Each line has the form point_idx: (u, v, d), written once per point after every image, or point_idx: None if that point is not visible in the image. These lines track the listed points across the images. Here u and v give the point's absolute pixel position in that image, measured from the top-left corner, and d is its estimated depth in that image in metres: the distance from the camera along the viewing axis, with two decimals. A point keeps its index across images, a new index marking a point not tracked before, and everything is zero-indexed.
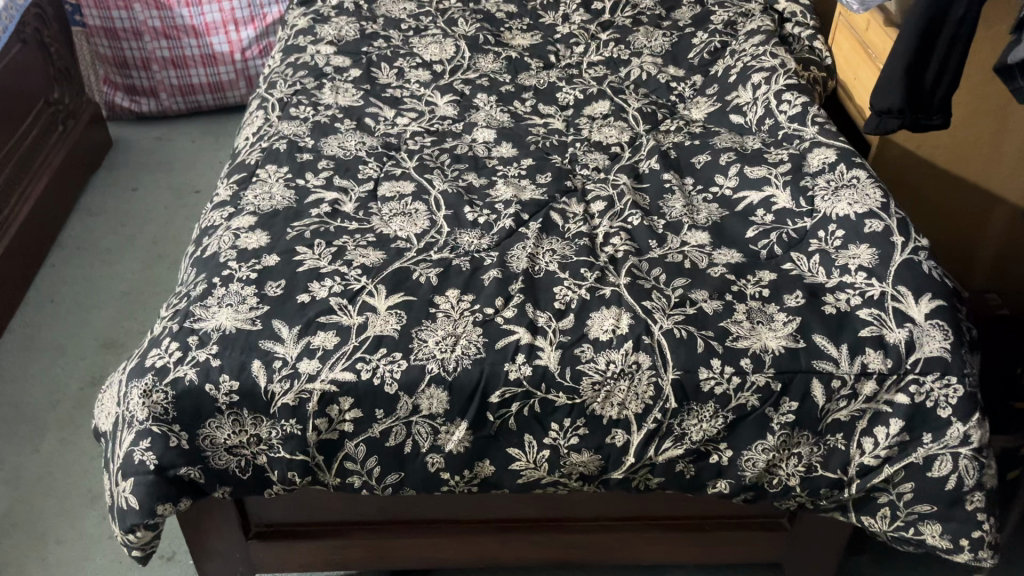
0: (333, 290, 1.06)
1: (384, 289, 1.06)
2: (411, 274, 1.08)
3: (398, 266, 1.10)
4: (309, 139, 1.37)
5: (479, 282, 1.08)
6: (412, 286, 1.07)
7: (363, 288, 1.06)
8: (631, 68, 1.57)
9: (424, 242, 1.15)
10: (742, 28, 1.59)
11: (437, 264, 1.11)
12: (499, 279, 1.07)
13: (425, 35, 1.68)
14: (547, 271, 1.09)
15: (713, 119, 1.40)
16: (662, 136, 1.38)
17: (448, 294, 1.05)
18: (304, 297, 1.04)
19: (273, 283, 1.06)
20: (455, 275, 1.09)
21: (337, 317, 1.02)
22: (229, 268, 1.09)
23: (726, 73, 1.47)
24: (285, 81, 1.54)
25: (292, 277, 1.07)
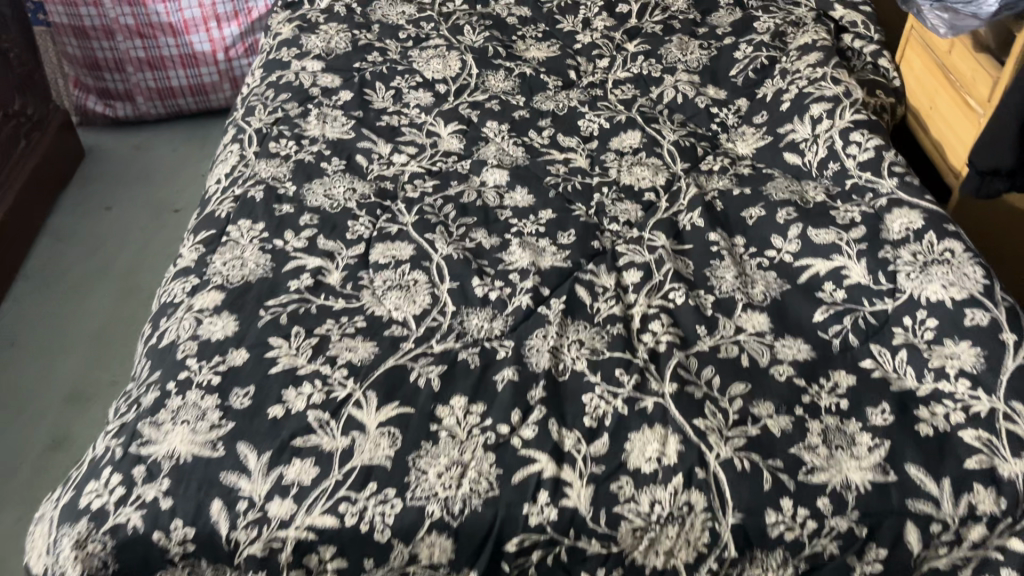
0: (312, 398, 0.86)
1: (373, 398, 0.86)
2: (408, 375, 0.89)
3: (393, 363, 0.90)
4: (290, 184, 1.17)
5: (491, 387, 0.88)
6: (408, 393, 0.87)
7: (348, 396, 0.87)
8: (663, 89, 1.36)
9: (425, 328, 0.95)
10: (793, 42, 1.37)
11: (439, 360, 0.91)
12: (515, 383, 0.88)
13: (426, 47, 1.47)
14: (573, 370, 0.89)
15: (763, 156, 1.19)
16: (704, 179, 1.18)
17: (452, 404, 0.86)
18: (277, 410, 0.85)
19: (239, 390, 0.87)
20: (462, 376, 0.89)
21: (317, 437, 0.83)
22: (187, 368, 0.90)
23: (777, 100, 1.27)
24: (265, 107, 1.33)
25: (262, 381, 0.88)
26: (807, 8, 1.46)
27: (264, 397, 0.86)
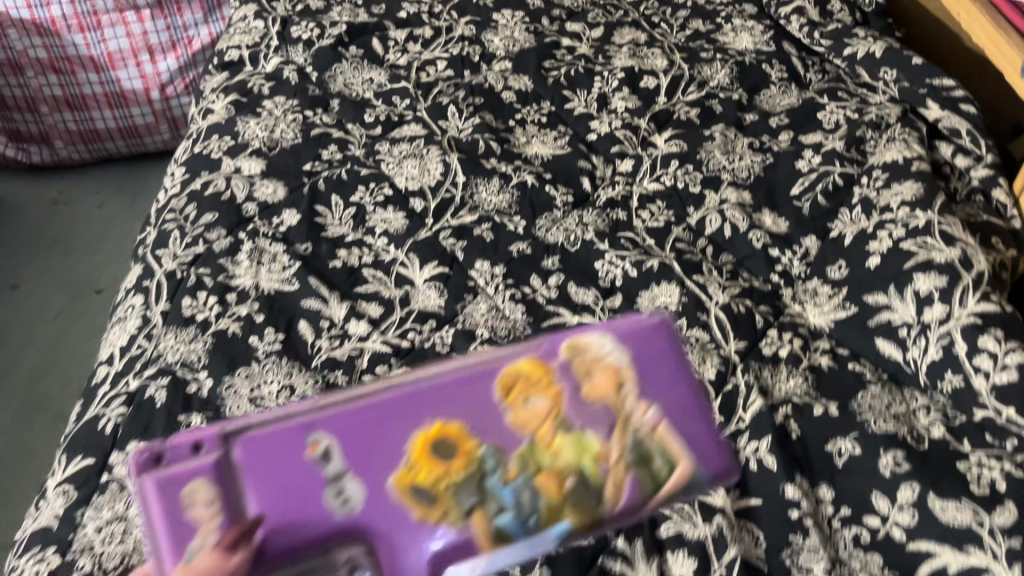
0: (405, 468, 0.56)
1: (473, 546, 0.55)
2: (539, 421, 0.59)
3: (508, 399, 0.60)
4: (206, 376, 0.86)
5: (640, 447, 0.59)
6: (533, 452, 0.57)
7: (459, 458, 0.57)
8: (705, 215, 1.05)
9: (554, 354, 0.62)
10: (875, 154, 1.06)
11: (572, 400, 0.60)
12: (663, 456, 0.60)
13: (398, 138, 1.15)
14: (727, 448, 0.62)
15: (846, 336, 0.90)
16: (769, 374, 0.87)
17: (586, 480, 0.57)
18: (381, 501, 0.55)
19: (314, 453, 0.56)
20: (604, 449, 0.58)
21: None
22: (258, 425, 0.57)
23: (860, 248, 0.96)
24: (183, 234, 1.01)
25: (353, 451, 0.57)
26: (885, 99, 1.15)
27: (351, 471, 0.56)
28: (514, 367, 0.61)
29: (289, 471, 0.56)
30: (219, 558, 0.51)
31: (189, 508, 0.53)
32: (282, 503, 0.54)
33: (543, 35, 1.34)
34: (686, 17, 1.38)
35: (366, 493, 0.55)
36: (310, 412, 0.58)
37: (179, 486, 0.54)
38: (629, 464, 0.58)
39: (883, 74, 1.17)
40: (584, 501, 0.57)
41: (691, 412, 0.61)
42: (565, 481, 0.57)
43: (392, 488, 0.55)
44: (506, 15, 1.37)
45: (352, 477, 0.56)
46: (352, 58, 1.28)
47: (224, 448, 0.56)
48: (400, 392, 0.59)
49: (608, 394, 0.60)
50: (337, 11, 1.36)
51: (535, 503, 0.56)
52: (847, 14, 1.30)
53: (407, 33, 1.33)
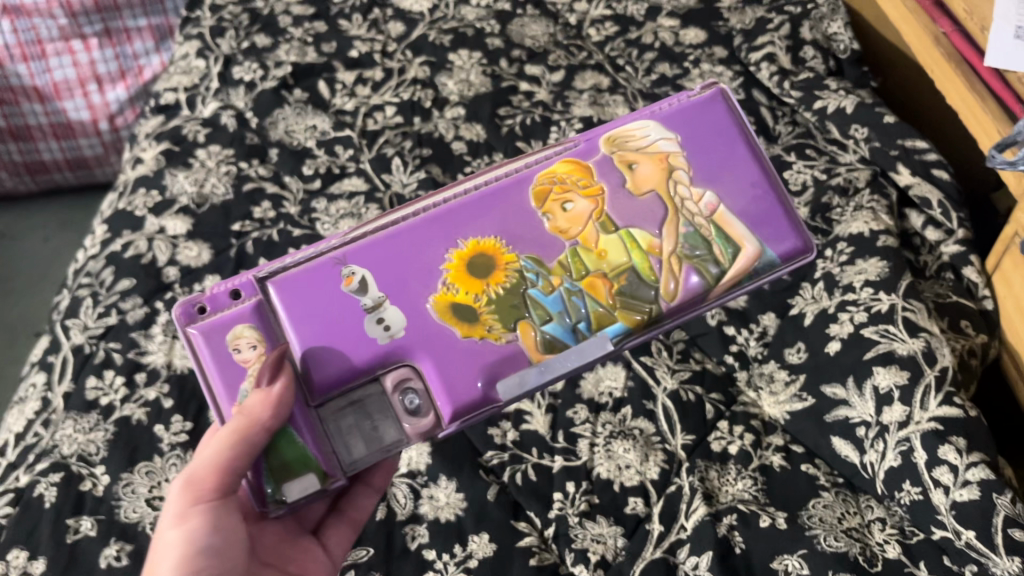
0: (444, 284, 0.74)
1: (511, 351, 0.73)
2: (580, 223, 0.76)
3: (544, 207, 0.76)
4: (102, 473, 0.79)
5: (696, 235, 0.76)
6: (581, 258, 0.75)
7: (496, 273, 0.75)
8: None
9: (595, 150, 0.79)
10: (842, 223, 0.99)
11: (614, 197, 0.77)
12: (724, 241, 0.76)
13: (336, 194, 1.08)
14: (803, 229, 0.77)
15: (801, 430, 0.83)
16: (715, 474, 0.81)
17: (643, 279, 0.75)
18: (424, 328, 0.73)
19: (352, 285, 0.73)
20: (654, 242, 0.76)
21: (426, 411, 0.72)
22: (286, 269, 0.74)
23: (821, 330, 0.89)
24: (95, 302, 0.94)
25: (390, 283, 0.73)
26: (856, 159, 1.09)
27: (389, 299, 0.73)
28: (551, 170, 0.78)
29: (334, 301, 0.73)
30: (266, 394, 0.66)
31: (235, 351, 0.71)
32: (337, 336, 0.72)
33: (500, 78, 1.28)
34: (653, 58, 1.30)
35: (405, 321, 0.73)
36: (341, 247, 0.75)
37: (222, 332, 0.71)
38: (687, 257, 0.75)
39: (853, 132, 1.10)
40: (636, 300, 0.75)
41: (765, 196, 0.77)
42: (615, 282, 0.75)
43: (432, 309, 0.73)
44: (462, 54, 1.30)
45: (390, 303, 0.73)
46: (296, 102, 1.21)
47: (263, 291, 0.73)
48: (435, 214, 0.76)
49: (653, 185, 0.77)
50: (284, 49, 1.29)
51: (586, 309, 0.74)
52: (820, 62, 1.24)
53: (356, 75, 1.26)
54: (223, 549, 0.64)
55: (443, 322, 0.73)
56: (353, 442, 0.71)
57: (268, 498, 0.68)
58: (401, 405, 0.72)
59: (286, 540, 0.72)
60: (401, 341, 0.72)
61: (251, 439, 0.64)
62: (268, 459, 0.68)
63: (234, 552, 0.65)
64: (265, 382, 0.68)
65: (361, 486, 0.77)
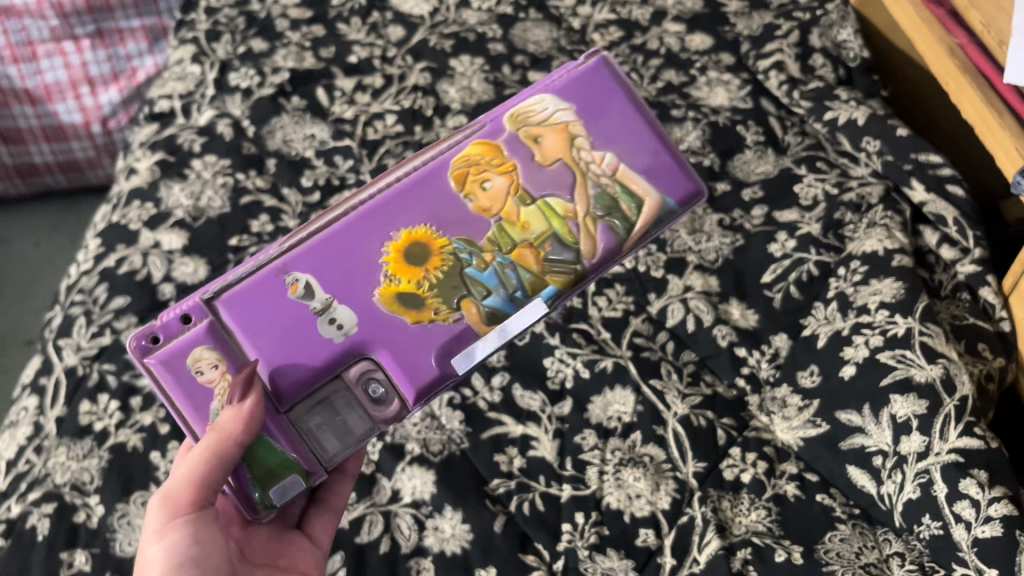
0: (388, 278, 0.73)
1: (468, 333, 0.75)
2: (501, 202, 0.75)
3: (464, 189, 0.75)
4: (96, 503, 0.77)
5: (605, 196, 0.77)
6: (507, 232, 0.75)
7: (433, 260, 0.74)
8: (667, 303, 0.95)
9: (501, 128, 0.77)
10: (855, 240, 0.97)
11: (529, 171, 0.76)
12: (629, 198, 0.78)
13: (336, 208, 1.06)
14: (693, 174, 0.80)
15: (815, 458, 0.82)
16: (728, 504, 0.79)
17: (567, 244, 0.76)
18: (371, 317, 0.73)
19: (296, 291, 0.72)
20: (570, 208, 0.76)
21: (391, 397, 0.74)
22: (230, 286, 0.72)
23: (834, 353, 0.87)
24: (89, 321, 0.92)
25: (331, 282, 0.73)
26: (868, 172, 1.06)
27: (335, 299, 0.72)
28: (463, 154, 0.76)
29: (279, 304, 0.72)
30: (237, 408, 0.66)
31: (197, 374, 0.70)
32: (289, 339, 0.71)
33: (503, 86, 1.25)
34: (658, 65, 1.27)
35: (356, 317, 0.73)
36: (278, 254, 0.73)
37: (182, 356, 0.70)
38: (600, 217, 0.77)
39: (864, 145, 1.08)
40: (563, 264, 0.76)
41: (652, 147, 0.78)
42: (542, 251, 0.76)
43: (379, 302, 0.73)
44: (464, 61, 1.27)
45: (337, 302, 0.72)
46: (294, 110, 1.18)
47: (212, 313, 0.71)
48: (359, 214, 0.74)
49: (559, 153, 0.77)
50: (282, 54, 1.26)
51: (520, 279, 0.75)
52: (829, 70, 1.22)
53: (355, 82, 1.23)
54: (206, 558, 0.63)
55: (391, 312, 0.73)
56: (326, 439, 0.72)
57: (258, 505, 0.70)
58: (365, 396, 0.73)
59: (273, 539, 0.72)
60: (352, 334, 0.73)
61: (224, 454, 0.64)
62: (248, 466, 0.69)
63: (216, 560, 0.64)
64: (237, 400, 0.68)
65: (337, 475, 0.76)
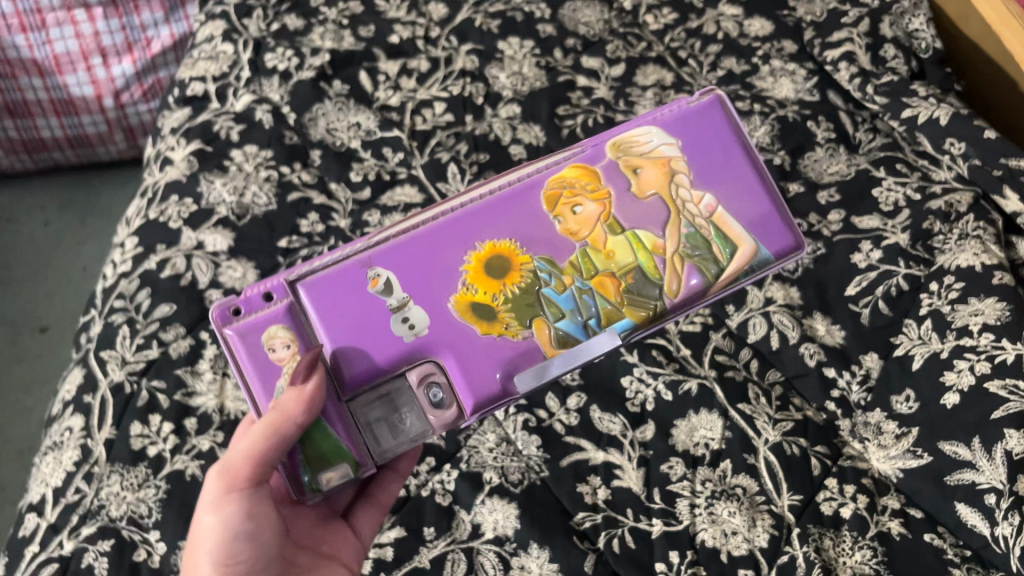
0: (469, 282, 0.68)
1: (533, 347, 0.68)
2: (590, 226, 0.70)
3: (555, 210, 0.70)
4: (158, 540, 0.71)
5: (697, 236, 0.70)
6: (590, 258, 0.69)
7: (513, 273, 0.69)
8: (748, 317, 0.90)
9: (602, 155, 0.72)
10: (946, 252, 0.92)
11: (623, 201, 0.70)
12: (721, 241, 0.71)
13: (390, 207, 0.99)
14: (795, 228, 0.72)
15: (917, 491, 0.77)
16: (831, 542, 0.74)
17: (648, 278, 0.70)
18: (439, 324, 0.68)
19: (377, 287, 0.67)
20: (659, 244, 0.70)
21: (451, 404, 0.67)
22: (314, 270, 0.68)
23: (933, 377, 0.82)
24: (133, 330, 0.85)
25: (413, 282, 0.68)
26: (952, 177, 1.01)
27: (413, 299, 0.68)
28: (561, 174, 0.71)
29: (354, 301, 0.67)
30: (300, 389, 0.61)
31: (269, 352, 0.65)
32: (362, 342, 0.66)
33: (556, 72, 1.17)
34: (718, 52, 1.20)
35: (430, 319, 0.68)
36: (366, 248, 0.68)
37: (258, 333, 0.65)
38: (688, 256, 0.70)
39: (948, 146, 1.02)
40: (643, 297, 0.70)
41: (758, 198, 0.71)
42: (623, 281, 0.70)
43: (453, 309, 0.68)
44: (513, 43, 1.19)
45: (414, 303, 0.67)
46: (336, 96, 1.10)
47: (292, 293, 0.67)
48: (449, 220, 0.69)
49: (657, 188, 0.71)
50: (319, 33, 1.17)
51: (597, 306, 0.69)
52: (902, 62, 1.14)
53: (400, 64, 1.15)
54: (257, 534, 0.61)
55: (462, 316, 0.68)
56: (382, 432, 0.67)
57: (304, 487, 0.65)
58: (425, 398, 0.67)
59: (319, 524, 0.69)
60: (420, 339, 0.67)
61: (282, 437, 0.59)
62: (303, 448, 0.64)
63: (267, 537, 0.62)
64: (298, 381, 0.62)
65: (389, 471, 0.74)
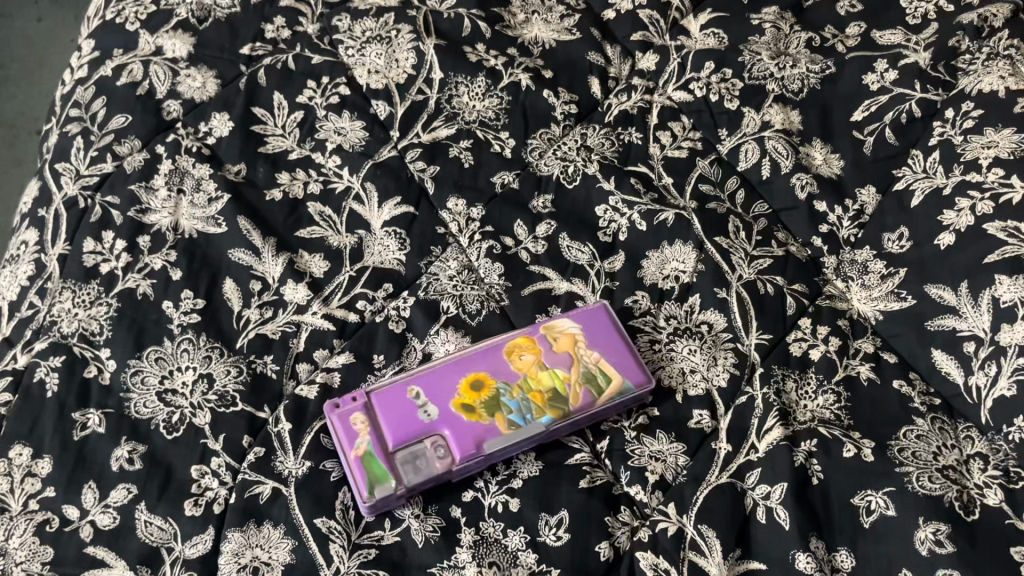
0: (511, 384, 0.69)
1: (566, 362, 0.70)
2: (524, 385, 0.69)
3: (540, 412, 0.67)
4: (108, 357, 0.71)
5: (521, 416, 0.67)
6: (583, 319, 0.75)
7: (530, 396, 0.68)
8: (740, 143, 0.83)
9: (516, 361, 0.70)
10: (970, 74, 0.83)
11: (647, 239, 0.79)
12: (513, 416, 0.67)
13: (361, 10, 0.91)
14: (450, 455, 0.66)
15: (893, 333, 0.73)
16: (793, 385, 0.71)
17: (519, 416, 0.67)
18: (455, 421, 0.67)
19: (410, 402, 0.68)
20: (502, 415, 0.68)
21: (444, 457, 0.66)
22: (460, 375, 0.69)
23: (931, 217, 0.76)
24: (87, 143, 0.82)
25: (440, 395, 0.68)
26: None
27: (432, 398, 0.68)
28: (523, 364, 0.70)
29: (452, 409, 0.68)
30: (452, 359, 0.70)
31: (410, 407, 0.68)
32: (402, 433, 0.67)
33: None
34: None
35: (444, 410, 0.68)
36: (494, 377, 0.69)
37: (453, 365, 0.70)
38: (512, 414, 0.68)
39: None
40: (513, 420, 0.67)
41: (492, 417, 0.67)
42: (507, 405, 0.68)
43: (465, 413, 0.68)
44: None
45: (434, 402, 0.68)
46: None
47: (455, 364, 0.70)
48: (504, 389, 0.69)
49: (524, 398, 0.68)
50: None
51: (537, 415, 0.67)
52: None
53: None
54: None
55: (475, 420, 0.67)
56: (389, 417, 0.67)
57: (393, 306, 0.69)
58: (424, 439, 0.66)
59: None
60: (438, 423, 0.67)
61: None
62: (400, 412, 0.68)
63: None
64: (412, 421, 0.67)
65: None
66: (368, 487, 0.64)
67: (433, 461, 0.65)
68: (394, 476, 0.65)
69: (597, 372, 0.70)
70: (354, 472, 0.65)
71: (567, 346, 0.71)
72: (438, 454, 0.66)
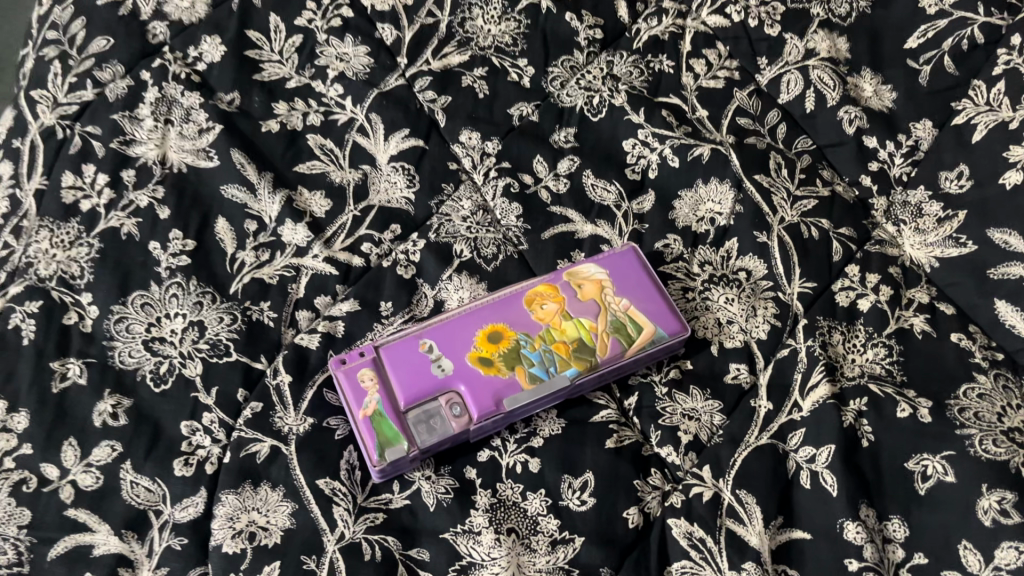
0: (532, 335, 0.63)
1: (593, 310, 0.64)
2: (547, 336, 0.63)
3: (564, 367, 0.61)
4: (90, 303, 0.65)
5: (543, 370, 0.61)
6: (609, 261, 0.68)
7: (552, 348, 0.62)
8: (781, 73, 0.76)
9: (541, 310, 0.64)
10: None
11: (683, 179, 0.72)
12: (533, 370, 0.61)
13: None
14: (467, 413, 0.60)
15: (951, 280, 0.67)
16: (840, 338, 0.65)
17: (541, 370, 0.61)
18: (472, 376, 0.61)
19: (422, 356, 0.62)
20: (523, 369, 0.61)
21: (461, 415, 0.60)
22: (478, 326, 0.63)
23: (995, 153, 0.70)
24: (65, 67, 0.74)
25: (455, 349, 0.62)
26: None
27: (448, 351, 0.62)
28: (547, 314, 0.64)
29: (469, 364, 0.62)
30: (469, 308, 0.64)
31: (422, 360, 0.62)
32: (414, 390, 0.61)
33: None
34: None
35: (459, 364, 0.61)
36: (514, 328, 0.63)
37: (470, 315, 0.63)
38: (533, 368, 0.61)
39: None
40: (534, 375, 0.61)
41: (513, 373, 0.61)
42: (527, 359, 0.62)
43: (483, 367, 0.61)
44: None
45: (449, 355, 0.62)
46: None
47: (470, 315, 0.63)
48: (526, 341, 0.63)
49: (547, 351, 0.62)
50: None
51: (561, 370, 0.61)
52: None
53: None
54: None
55: (493, 375, 0.61)
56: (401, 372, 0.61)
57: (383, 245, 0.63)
58: (438, 396, 0.60)
59: None
60: (453, 378, 0.61)
61: None
62: (412, 367, 0.61)
63: None
64: (425, 376, 0.61)
65: None
66: (378, 450, 0.58)
67: (449, 420, 0.59)
68: (406, 437, 0.59)
69: (625, 320, 0.63)
70: (362, 434, 0.59)
71: (596, 294, 0.64)
72: (453, 412, 0.60)
